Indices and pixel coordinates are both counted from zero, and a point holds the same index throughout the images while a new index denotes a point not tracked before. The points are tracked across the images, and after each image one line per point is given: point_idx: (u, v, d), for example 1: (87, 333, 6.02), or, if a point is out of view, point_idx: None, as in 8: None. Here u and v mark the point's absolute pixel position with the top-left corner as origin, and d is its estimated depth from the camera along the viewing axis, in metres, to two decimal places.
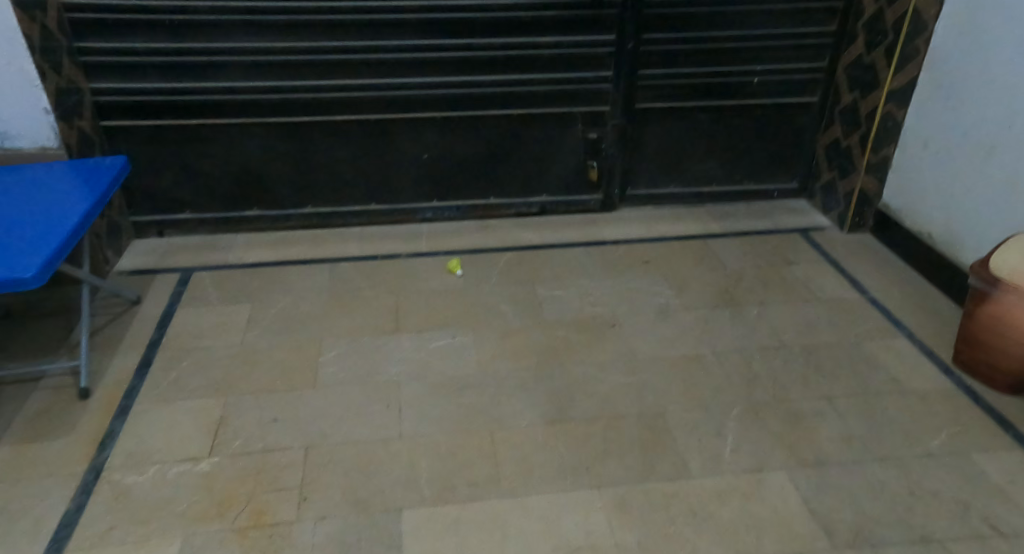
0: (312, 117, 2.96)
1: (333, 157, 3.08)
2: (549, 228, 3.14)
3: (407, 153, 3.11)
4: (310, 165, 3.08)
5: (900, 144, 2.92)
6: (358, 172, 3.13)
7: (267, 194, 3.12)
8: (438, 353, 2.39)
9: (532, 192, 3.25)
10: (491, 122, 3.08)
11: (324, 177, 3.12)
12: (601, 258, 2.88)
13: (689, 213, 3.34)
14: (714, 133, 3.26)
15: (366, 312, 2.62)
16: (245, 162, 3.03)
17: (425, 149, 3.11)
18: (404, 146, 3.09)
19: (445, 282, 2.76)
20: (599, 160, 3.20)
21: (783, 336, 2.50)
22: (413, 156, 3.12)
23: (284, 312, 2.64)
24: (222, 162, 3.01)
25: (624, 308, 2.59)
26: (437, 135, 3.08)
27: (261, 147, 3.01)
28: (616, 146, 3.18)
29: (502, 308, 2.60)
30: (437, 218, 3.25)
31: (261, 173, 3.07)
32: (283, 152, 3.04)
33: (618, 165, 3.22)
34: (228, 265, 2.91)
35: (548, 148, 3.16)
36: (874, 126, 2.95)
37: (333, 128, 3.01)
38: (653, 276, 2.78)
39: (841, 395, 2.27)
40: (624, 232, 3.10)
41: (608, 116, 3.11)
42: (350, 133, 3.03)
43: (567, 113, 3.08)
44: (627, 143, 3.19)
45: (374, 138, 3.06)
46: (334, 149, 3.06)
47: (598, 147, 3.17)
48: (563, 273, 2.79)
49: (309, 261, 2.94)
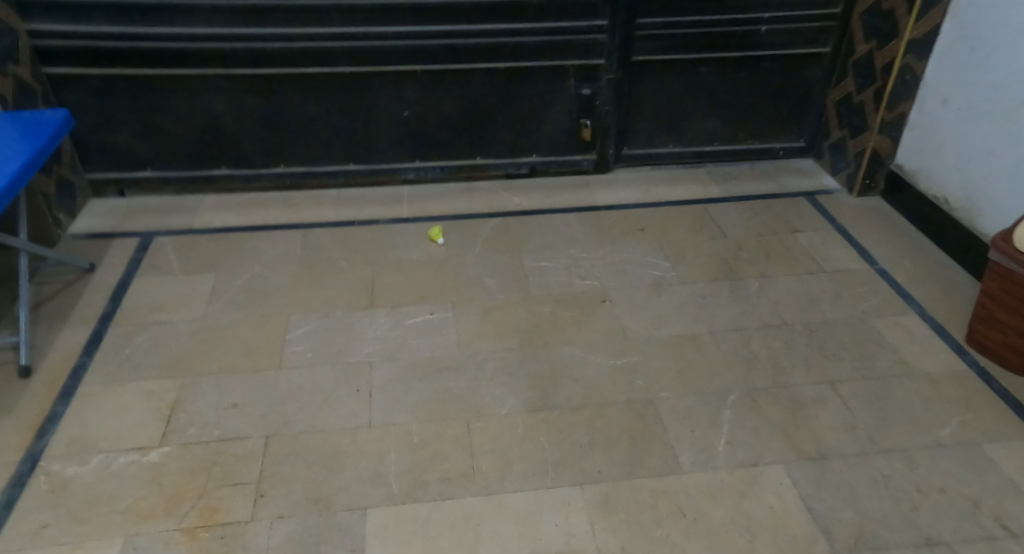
0: (282, 70, 2.73)
1: (307, 113, 2.86)
2: (538, 191, 2.93)
3: (386, 110, 2.89)
4: (282, 122, 2.87)
5: (917, 99, 2.71)
6: (334, 129, 2.92)
7: (236, 153, 2.92)
8: (415, 331, 2.22)
9: (521, 152, 3.03)
10: (476, 78, 2.84)
11: (298, 135, 2.91)
12: (593, 226, 2.69)
13: (688, 175, 3.13)
14: (717, 88, 3.03)
15: (338, 284, 2.44)
16: (211, 118, 2.82)
17: (405, 105, 2.88)
18: (382, 103, 2.87)
19: (425, 251, 2.58)
20: (593, 118, 2.97)
21: (785, 313, 2.33)
22: (393, 113, 2.90)
23: (250, 283, 2.46)
24: (185, 117, 2.80)
25: (617, 281, 2.41)
26: (419, 90, 2.85)
27: (227, 102, 2.79)
28: (611, 103, 2.95)
29: (485, 280, 2.42)
30: (420, 179, 3.05)
31: (229, 131, 2.86)
32: (252, 108, 2.82)
33: (612, 123, 3.01)
34: (195, 231, 2.75)
35: (538, 105, 2.93)
36: (891, 80, 2.72)
37: (306, 80, 2.78)
38: (648, 245, 2.59)
39: (847, 379, 2.11)
40: (618, 197, 2.90)
41: (603, 70, 2.88)
42: (323, 88, 2.81)
43: (559, 67, 2.85)
44: (622, 99, 2.96)
45: (350, 94, 2.83)
46: (306, 105, 2.84)
47: (592, 104, 2.95)
48: (551, 242, 2.61)
49: (280, 227, 2.75)
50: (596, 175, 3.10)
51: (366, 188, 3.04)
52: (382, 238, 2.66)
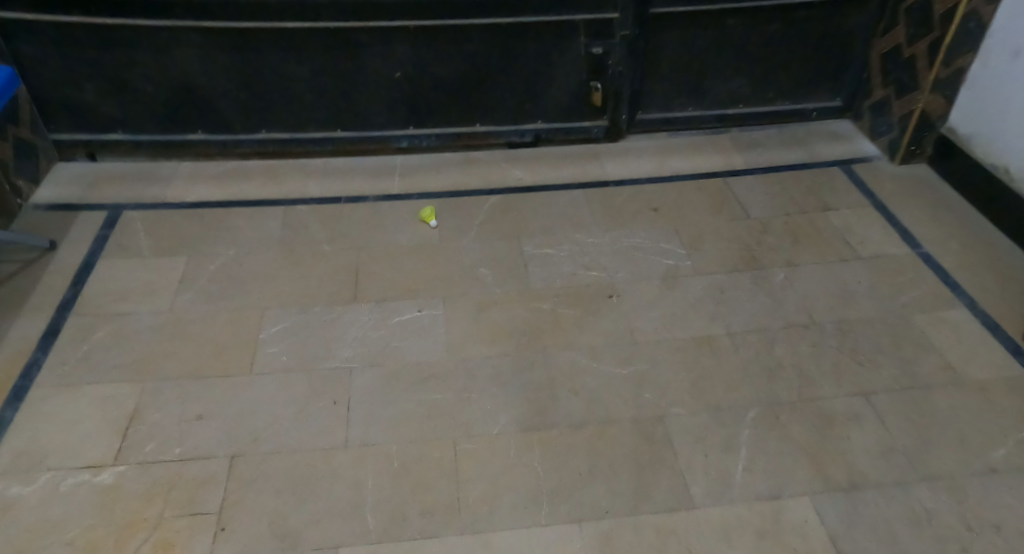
0: (255, 25, 2.44)
1: (286, 74, 2.58)
2: (543, 163, 2.67)
3: (376, 70, 2.59)
4: (260, 83, 2.59)
5: (979, 53, 2.38)
6: (317, 93, 2.63)
7: (212, 115, 2.65)
8: (401, 331, 2.01)
9: (525, 118, 2.74)
10: (474, 36, 2.53)
11: (279, 97, 2.63)
12: (600, 208, 2.44)
13: (708, 141, 2.83)
14: (744, 41, 2.70)
15: (319, 272, 2.21)
16: (181, 76, 2.55)
17: (396, 67, 2.58)
18: (370, 63, 2.57)
19: (416, 234, 2.33)
20: (605, 81, 2.67)
21: (816, 308, 2.06)
22: (383, 75, 2.60)
23: (225, 269, 2.22)
24: (153, 75, 2.54)
25: (626, 274, 2.18)
26: (411, 49, 2.54)
27: (200, 58, 2.51)
28: (625, 63, 2.63)
29: (480, 271, 2.20)
30: (415, 147, 2.77)
31: (201, 91, 2.59)
32: (226, 67, 2.54)
33: (626, 84, 2.69)
34: (165, 204, 2.49)
35: (544, 65, 2.62)
36: (951, 30, 2.36)
37: (282, 34, 2.47)
38: (661, 229, 2.35)
39: (884, 390, 1.85)
40: (631, 169, 2.63)
41: (618, 25, 2.55)
42: (304, 46, 2.51)
43: (568, 22, 2.52)
44: (639, 57, 2.64)
45: (335, 53, 2.54)
46: (285, 65, 2.55)
47: (603, 64, 2.63)
48: (555, 225, 2.36)
49: (258, 203, 2.50)
50: (608, 144, 2.82)
51: (355, 158, 2.78)
52: (370, 217, 2.42)
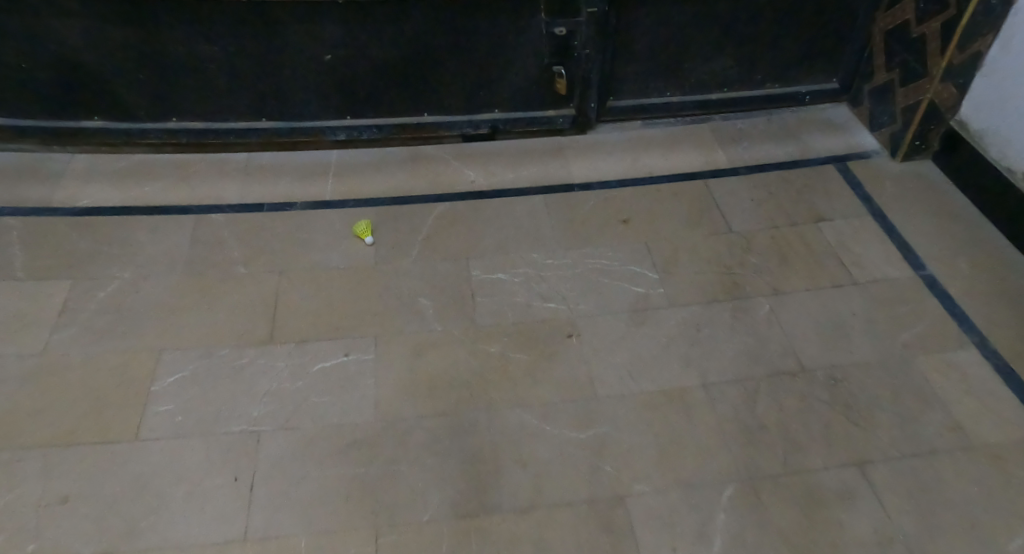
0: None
1: (192, 53, 2.14)
2: (500, 158, 2.34)
3: (300, 50, 2.17)
4: (164, 63, 2.15)
5: (1002, 32, 1.98)
6: (231, 76, 2.21)
7: (109, 98, 2.20)
8: (324, 383, 1.71)
9: (481, 106, 2.37)
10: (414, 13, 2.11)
11: (191, 80, 2.20)
12: (562, 221, 2.14)
13: (687, 133, 2.46)
14: (734, 16, 2.29)
15: (231, 301, 1.88)
16: (64, 53, 2.10)
17: (326, 49, 2.17)
18: (294, 42, 2.15)
19: (348, 253, 2.01)
20: (570, 65, 2.28)
21: (805, 350, 1.77)
22: (310, 55, 2.18)
23: (117, 297, 1.86)
24: (28, 49, 2.08)
25: (589, 305, 1.90)
26: (339, 27, 2.12)
27: (83, 32, 2.06)
28: (593, 45, 2.23)
29: (420, 300, 1.90)
30: (353, 140, 2.39)
31: (93, 71, 2.14)
32: (121, 43, 2.09)
33: (593, 68, 2.29)
34: (50, 210, 2.10)
35: (496, 45, 2.22)
36: (971, 6, 1.95)
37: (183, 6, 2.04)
38: (631, 246, 2.06)
39: (882, 458, 1.58)
40: (599, 169, 2.31)
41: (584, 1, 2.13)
42: (212, 21, 2.08)
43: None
44: (609, 36, 2.23)
45: (250, 29, 2.11)
46: (189, 43, 2.11)
47: (568, 46, 2.23)
48: (510, 242, 2.06)
49: (166, 210, 2.12)
50: (571, 138, 2.46)
51: (285, 153, 2.38)
52: (295, 229, 2.08)
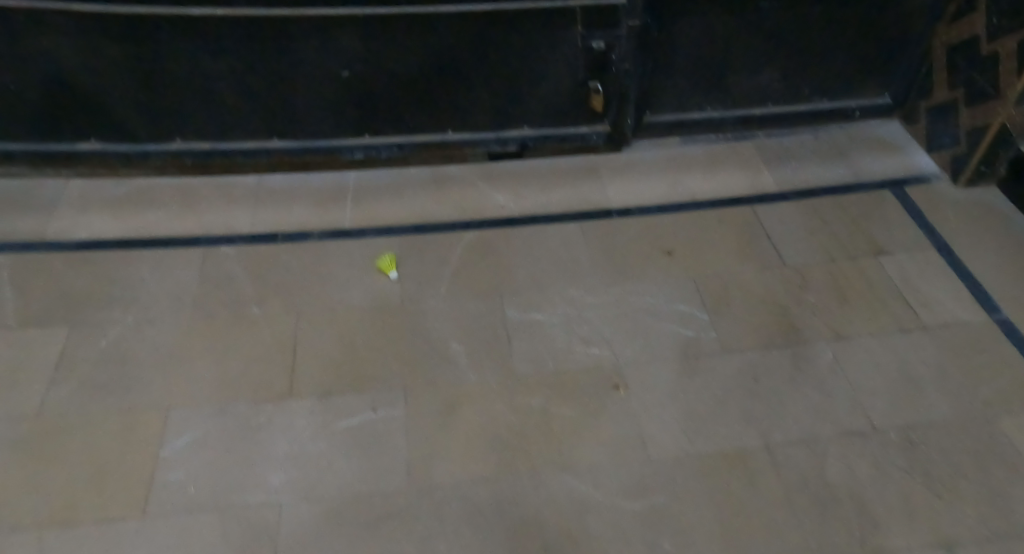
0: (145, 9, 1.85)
1: (196, 70, 1.99)
2: (531, 179, 2.17)
3: (314, 66, 2.00)
4: (169, 81, 2.01)
5: None
6: (239, 93, 2.05)
7: (107, 118, 2.09)
8: (352, 443, 1.55)
9: (510, 124, 2.19)
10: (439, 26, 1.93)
11: (197, 97, 2.06)
12: (601, 253, 1.96)
13: (728, 151, 2.26)
14: (787, 28, 2.10)
15: (244, 346, 1.71)
16: (65, 69, 1.98)
17: (342, 64, 1.99)
18: (309, 57, 1.98)
19: (371, 291, 1.85)
20: (608, 80, 2.09)
21: (874, 406, 1.62)
22: (325, 71, 2.01)
23: (118, 346, 1.71)
24: (24, 67, 1.97)
25: (637, 350, 1.74)
26: (356, 42, 1.94)
27: (77, 49, 1.94)
28: (633, 59, 2.04)
29: (452, 345, 1.74)
30: (372, 159, 2.22)
31: (93, 89, 2.03)
32: (118, 61, 1.96)
33: (632, 83, 2.10)
34: (45, 245, 1.94)
35: (528, 58, 2.03)
36: None
37: (187, 21, 1.88)
38: (678, 282, 1.89)
39: (969, 537, 1.43)
40: (637, 193, 2.13)
41: (624, 14, 1.94)
42: (220, 37, 1.92)
43: (560, 10, 1.92)
44: (649, 49, 2.05)
45: (257, 46, 1.95)
46: (194, 58, 1.97)
47: (605, 61, 2.04)
48: (546, 276, 1.90)
49: (172, 242, 1.97)
50: (605, 157, 2.28)
51: (297, 175, 2.22)
52: (314, 262, 1.92)
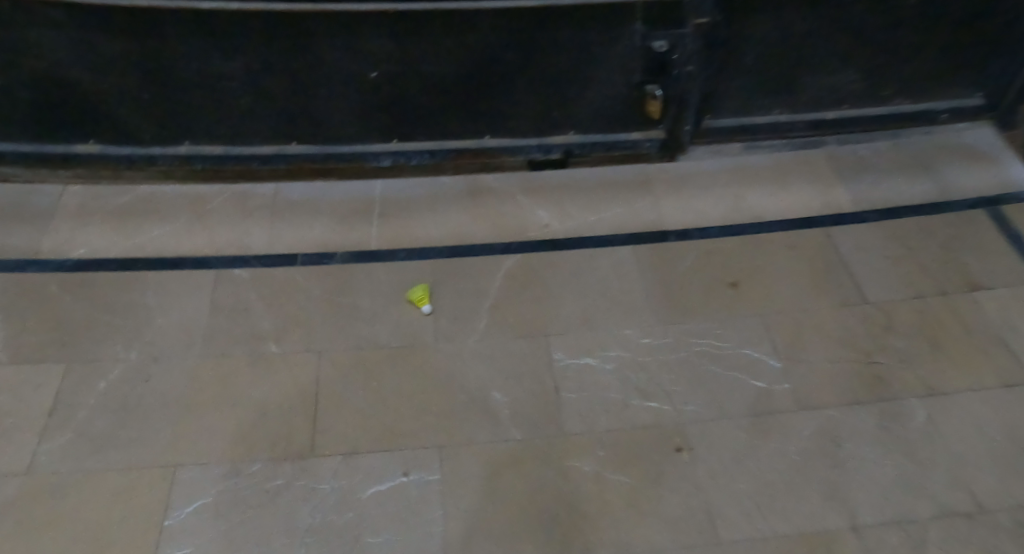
0: (150, 3, 1.65)
1: (207, 69, 1.80)
2: (577, 193, 1.94)
3: (337, 66, 1.79)
4: (177, 80, 1.82)
5: None
6: (255, 95, 1.85)
7: (109, 120, 1.90)
8: (382, 516, 1.38)
9: (553, 129, 1.93)
10: (478, 24, 1.70)
11: (207, 99, 1.86)
12: (657, 284, 1.74)
13: (797, 162, 2.01)
14: (876, 24, 1.81)
15: (260, 392, 1.54)
16: (60, 67, 1.78)
17: (371, 65, 1.79)
18: (334, 56, 1.77)
19: (401, 327, 1.66)
20: (668, 84, 1.82)
21: (978, 481, 1.42)
22: (349, 70, 1.80)
23: (118, 389, 1.53)
24: (13, 65, 1.77)
25: (701, 405, 1.54)
26: (387, 40, 1.73)
27: (74, 44, 1.74)
28: (698, 61, 1.79)
29: (492, 396, 1.55)
30: (400, 165, 1.99)
31: (90, 89, 1.83)
32: (120, 58, 1.77)
33: (693, 87, 1.84)
34: (42, 264, 1.76)
35: (578, 59, 1.78)
36: None
37: (197, 16, 1.68)
38: (744, 321, 1.67)
39: None
40: (697, 210, 1.89)
41: (692, 9, 1.69)
42: (233, 34, 1.72)
43: (618, 8, 1.68)
44: (714, 52, 1.79)
45: (276, 45, 1.74)
46: (203, 57, 1.77)
47: (666, 62, 1.77)
48: (595, 310, 1.69)
49: (179, 263, 1.77)
50: (658, 166, 2.02)
51: (316, 185, 2.00)
52: (336, 290, 1.72)
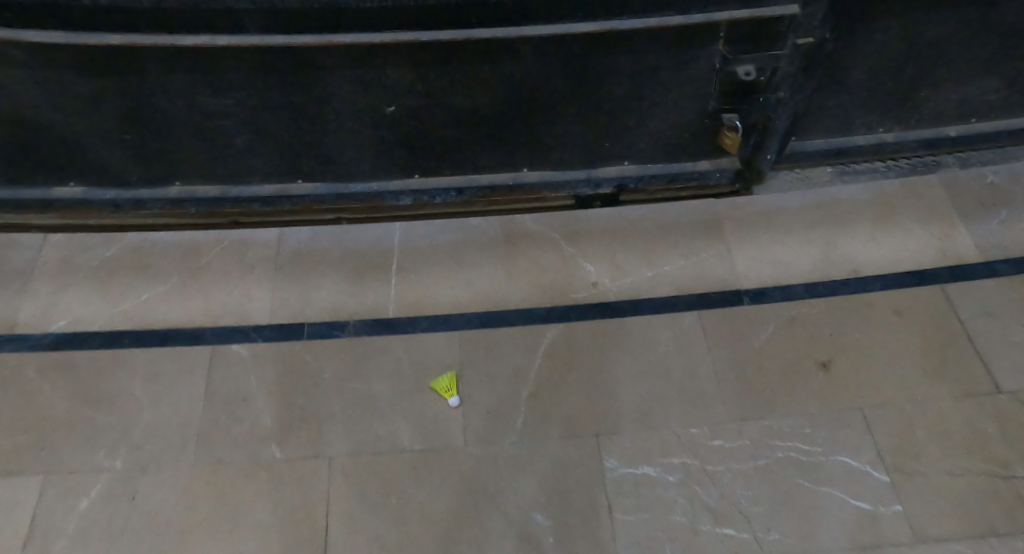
0: (122, 41, 1.27)
1: (190, 111, 1.43)
2: (631, 239, 1.64)
3: (347, 100, 1.43)
4: (153, 125, 1.46)
5: None
6: (247, 136, 1.49)
7: (70, 166, 1.52)
8: None
9: (604, 160, 1.59)
10: (523, 50, 1.35)
11: (191, 143, 1.50)
12: (729, 363, 1.45)
13: (905, 195, 1.66)
14: None
15: (263, 514, 1.31)
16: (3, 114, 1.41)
17: (389, 99, 1.43)
18: (340, 91, 1.41)
19: (425, 424, 1.40)
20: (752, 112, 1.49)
21: None
22: (365, 105, 1.44)
23: (101, 511, 1.32)
24: None
25: (788, 533, 1.26)
26: (407, 71, 1.38)
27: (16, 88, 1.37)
28: (791, 84, 1.45)
29: (532, 518, 1.30)
30: (423, 204, 1.63)
31: (46, 137, 1.46)
32: (74, 100, 1.40)
33: (783, 114, 1.51)
34: (13, 342, 1.52)
35: (641, 86, 1.44)
36: None
37: (177, 53, 1.32)
38: (839, 416, 1.37)
39: None
40: (776, 259, 1.59)
41: (791, 27, 1.35)
42: (222, 70, 1.36)
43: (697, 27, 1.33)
44: (813, 73, 1.45)
45: (271, 80, 1.38)
46: (190, 100, 1.41)
47: (751, 88, 1.44)
48: (655, 401, 1.42)
49: (171, 338, 1.52)
50: (726, 203, 1.69)
51: (324, 230, 1.69)
52: (350, 373, 1.47)
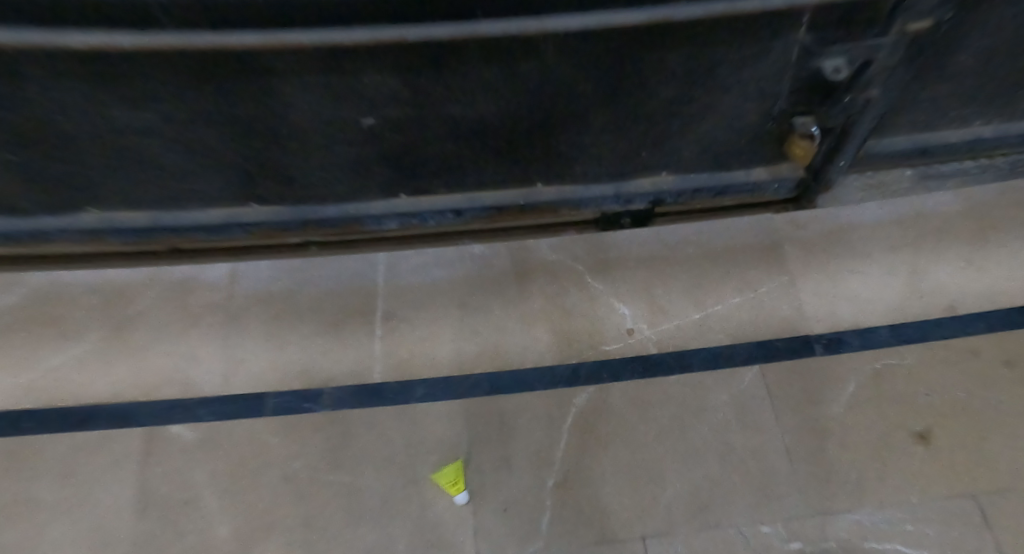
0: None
1: (76, 139, 1.03)
2: (672, 270, 1.32)
3: (301, 113, 1.04)
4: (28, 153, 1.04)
5: None
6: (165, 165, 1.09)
7: None
8: None
9: (638, 174, 1.22)
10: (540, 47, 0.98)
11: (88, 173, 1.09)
12: (799, 437, 1.17)
13: (1003, 203, 1.36)
14: None
15: None
16: None
17: (356, 111, 1.04)
18: (289, 104, 1.02)
19: (425, 530, 1.11)
20: (830, 110, 1.10)
21: None
22: (321, 121, 1.06)
23: None
24: None
25: None
26: (384, 77, 1.00)
27: None
28: (892, 79, 1.06)
29: None
30: (412, 228, 1.27)
31: None
32: None
33: (868, 117, 1.11)
34: None
35: (695, 88, 1.07)
36: None
37: (45, 66, 0.92)
38: (945, 508, 1.10)
39: None
40: (852, 294, 1.29)
41: (904, 7, 0.96)
42: (117, 81, 0.95)
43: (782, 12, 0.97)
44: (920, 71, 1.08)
45: (192, 92, 0.98)
46: (76, 125, 1.01)
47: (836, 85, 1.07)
48: (714, 492, 1.13)
49: (94, 416, 1.20)
50: (784, 217, 1.36)
51: (288, 265, 1.34)
52: (326, 461, 1.16)
